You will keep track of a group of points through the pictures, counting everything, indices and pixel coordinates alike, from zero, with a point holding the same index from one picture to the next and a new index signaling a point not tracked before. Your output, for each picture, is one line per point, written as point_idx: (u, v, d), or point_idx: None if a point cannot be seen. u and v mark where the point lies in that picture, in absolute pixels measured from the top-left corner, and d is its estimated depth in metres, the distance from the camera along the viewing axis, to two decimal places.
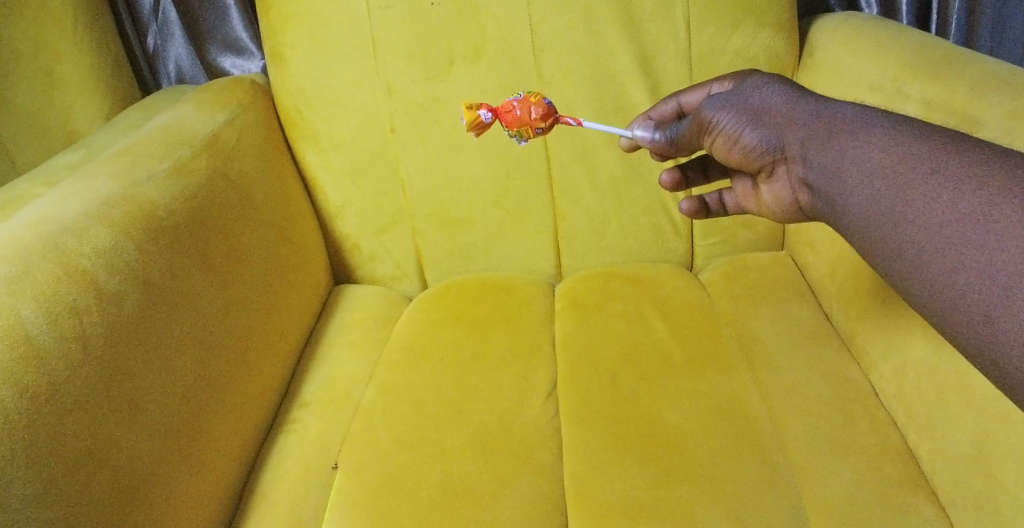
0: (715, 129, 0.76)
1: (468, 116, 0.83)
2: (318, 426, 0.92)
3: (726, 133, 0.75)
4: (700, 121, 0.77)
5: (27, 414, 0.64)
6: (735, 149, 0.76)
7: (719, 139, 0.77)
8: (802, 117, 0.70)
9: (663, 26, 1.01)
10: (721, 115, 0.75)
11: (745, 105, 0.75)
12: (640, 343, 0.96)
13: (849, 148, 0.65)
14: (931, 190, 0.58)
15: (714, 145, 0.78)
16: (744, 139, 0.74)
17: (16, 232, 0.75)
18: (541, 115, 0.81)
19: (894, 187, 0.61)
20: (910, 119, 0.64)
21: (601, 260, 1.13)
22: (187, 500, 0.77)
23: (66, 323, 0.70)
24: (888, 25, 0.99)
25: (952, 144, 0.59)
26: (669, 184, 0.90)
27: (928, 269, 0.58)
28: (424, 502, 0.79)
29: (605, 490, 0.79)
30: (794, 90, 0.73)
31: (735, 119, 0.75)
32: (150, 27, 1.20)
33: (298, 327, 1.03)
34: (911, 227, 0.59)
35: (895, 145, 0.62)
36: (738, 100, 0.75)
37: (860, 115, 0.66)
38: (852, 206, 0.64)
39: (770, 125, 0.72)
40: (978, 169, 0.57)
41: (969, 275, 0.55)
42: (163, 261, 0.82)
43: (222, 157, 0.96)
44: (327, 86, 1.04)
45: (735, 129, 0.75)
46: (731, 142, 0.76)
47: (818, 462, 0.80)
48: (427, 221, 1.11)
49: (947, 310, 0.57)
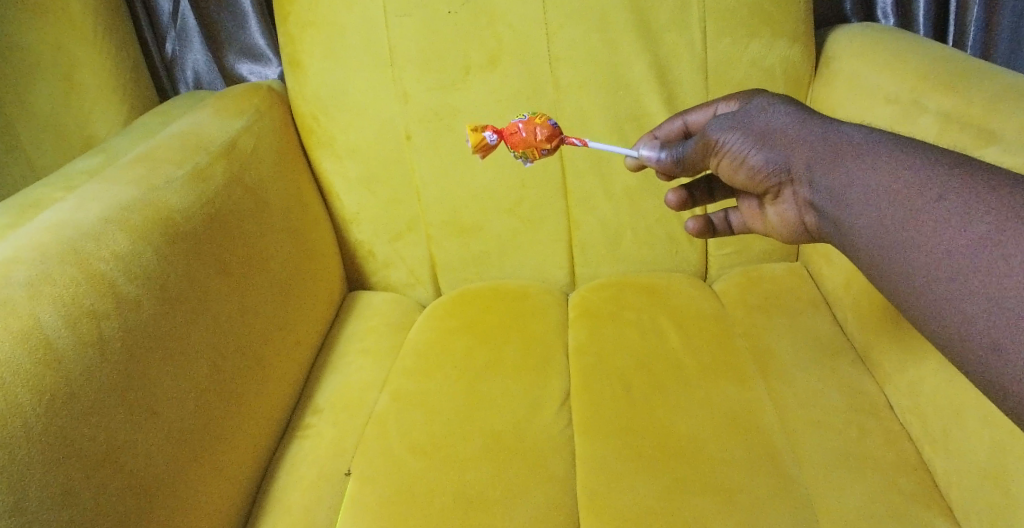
0: (722, 150, 0.76)
1: (473, 138, 0.83)
2: (331, 431, 0.92)
3: (732, 154, 0.75)
4: (706, 142, 0.77)
5: (47, 415, 0.65)
6: (741, 171, 0.76)
7: (725, 159, 0.76)
8: (808, 140, 0.70)
9: (679, 36, 1.01)
10: (728, 136, 0.75)
11: (751, 126, 0.75)
12: (653, 353, 0.95)
13: (856, 171, 0.65)
14: (939, 214, 0.58)
15: (720, 166, 0.77)
16: (750, 161, 0.74)
17: (36, 236, 0.75)
18: (546, 136, 0.81)
19: (901, 210, 0.61)
20: (915, 142, 0.64)
21: (615, 269, 1.13)
22: (202, 502, 0.77)
23: (84, 326, 0.71)
24: (905, 37, 0.98)
25: (959, 168, 0.60)
26: (674, 203, 0.90)
27: (933, 293, 0.58)
28: (437, 509, 0.79)
29: (619, 499, 0.79)
30: (801, 112, 0.73)
31: (742, 140, 0.74)
32: (168, 33, 1.22)
33: (314, 331, 1.04)
34: (917, 252, 0.59)
35: (901, 168, 0.62)
36: (745, 121, 0.75)
37: (867, 138, 0.66)
38: (858, 230, 0.64)
39: (776, 147, 0.72)
40: (984, 195, 0.57)
41: (976, 301, 0.55)
42: (181, 265, 0.83)
43: (240, 162, 0.97)
44: (343, 93, 1.05)
45: (742, 150, 0.75)
46: (738, 163, 0.76)
47: (834, 476, 0.80)
48: (442, 228, 1.11)
49: (953, 334, 0.56)
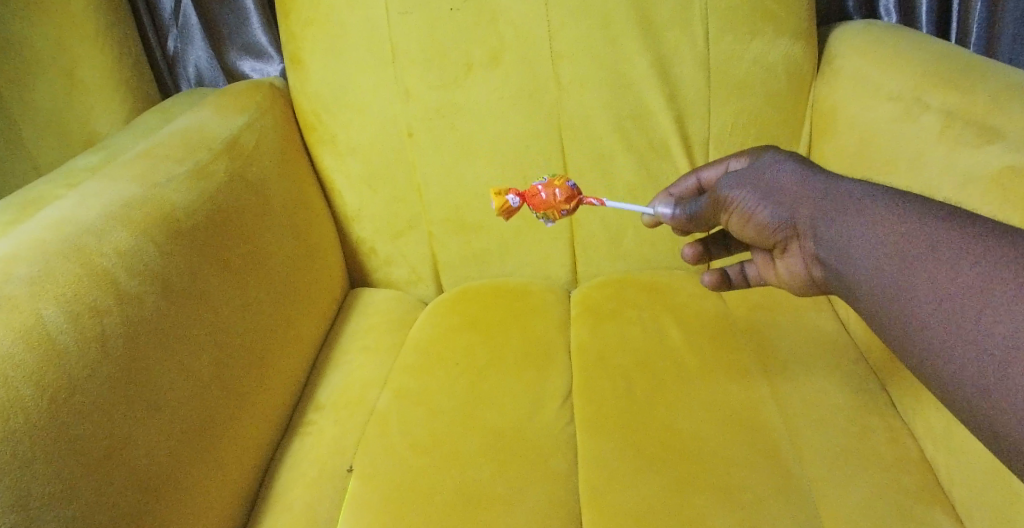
0: (731, 207, 0.77)
1: (497, 202, 0.86)
2: (333, 429, 0.92)
3: (741, 210, 0.76)
4: (716, 199, 0.78)
5: (48, 411, 0.65)
6: (749, 227, 0.76)
7: (734, 216, 0.77)
8: (813, 196, 0.70)
9: (681, 34, 1.01)
10: (736, 193, 0.76)
11: (758, 182, 0.75)
12: (655, 351, 0.95)
13: (857, 226, 0.65)
14: (934, 266, 0.58)
15: (730, 222, 0.78)
16: (757, 216, 0.74)
17: (38, 233, 0.75)
18: (564, 197, 0.84)
19: (899, 263, 0.61)
20: (916, 196, 0.64)
21: (617, 266, 1.13)
22: (203, 500, 0.77)
23: (86, 323, 0.70)
24: (907, 34, 0.98)
25: (955, 222, 0.60)
26: (690, 258, 0.90)
27: (929, 343, 0.58)
28: (438, 506, 0.79)
29: (621, 496, 0.79)
30: (806, 169, 0.73)
31: (749, 197, 0.75)
32: (170, 31, 1.22)
33: (315, 328, 1.04)
34: (914, 302, 0.59)
35: (899, 223, 0.62)
36: (752, 178, 0.76)
37: (869, 194, 0.66)
38: (859, 283, 0.64)
39: (782, 203, 0.72)
40: (977, 244, 0.57)
41: (968, 347, 0.55)
42: (183, 262, 0.82)
43: (242, 159, 0.97)
44: (345, 90, 1.05)
45: (749, 206, 0.75)
46: (746, 219, 0.76)
47: (836, 474, 0.79)
48: (444, 226, 1.11)
49: (948, 379, 0.56)
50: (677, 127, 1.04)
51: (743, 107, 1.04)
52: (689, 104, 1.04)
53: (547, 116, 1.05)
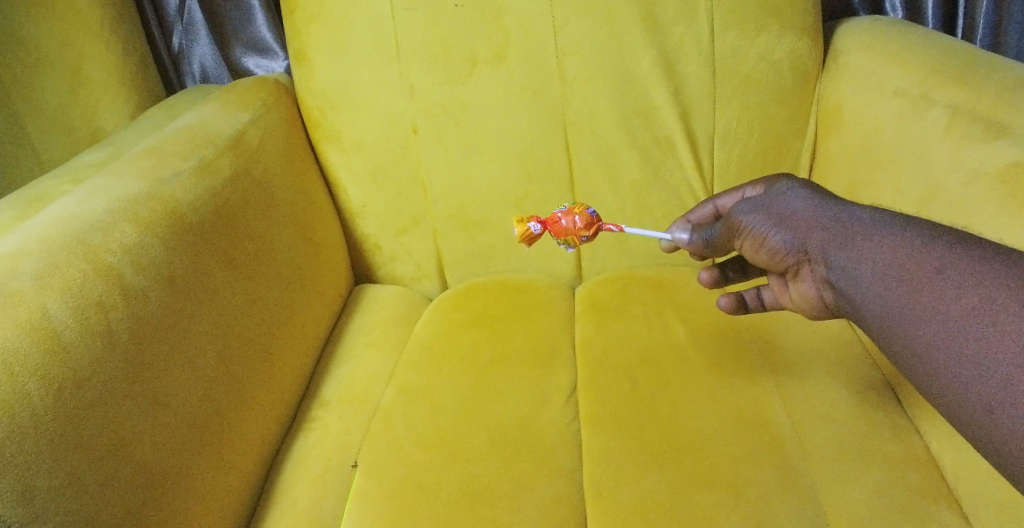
0: (744, 232, 0.75)
1: (518, 229, 0.87)
2: (338, 424, 0.92)
3: (754, 236, 0.74)
4: (730, 225, 0.77)
5: (55, 405, 0.65)
6: (761, 252, 0.74)
7: (747, 241, 0.75)
8: (824, 222, 0.69)
9: (687, 29, 1.01)
10: (749, 218, 0.74)
11: (769, 208, 0.74)
12: (660, 347, 0.95)
13: (866, 250, 0.65)
14: (937, 287, 0.59)
15: (744, 247, 0.76)
16: (770, 242, 0.73)
17: (44, 228, 0.76)
18: (584, 224, 0.85)
19: (907, 286, 0.61)
20: (921, 220, 0.65)
21: (622, 263, 1.13)
22: (209, 494, 0.77)
23: (92, 317, 0.71)
24: (912, 30, 0.98)
25: (958, 244, 0.61)
26: (707, 282, 0.90)
27: (932, 362, 0.59)
28: (443, 502, 0.79)
29: (626, 492, 0.78)
30: (819, 194, 0.72)
31: (761, 222, 0.73)
32: (175, 27, 1.22)
33: (320, 324, 1.04)
34: (920, 324, 0.60)
35: (904, 244, 0.63)
36: (765, 204, 0.74)
37: (877, 218, 0.66)
38: (870, 309, 0.64)
39: (794, 228, 0.71)
40: (980, 267, 0.58)
41: (971, 366, 0.56)
42: (188, 258, 0.83)
43: (247, 156, 0.97)
44: (350, 87, 1.05)
45: (762, 232, 0.73)
46: (759, 245, 0.74)
47: (842, 470, 0.79)
48: (448, 222, 1.11)
49: (954, 400, 0.57)
50: (682, 123, 1.04)
51: (749, 103, 1.03)
52: (694, 100, 1.04)
53: (552, 112, 1.04)
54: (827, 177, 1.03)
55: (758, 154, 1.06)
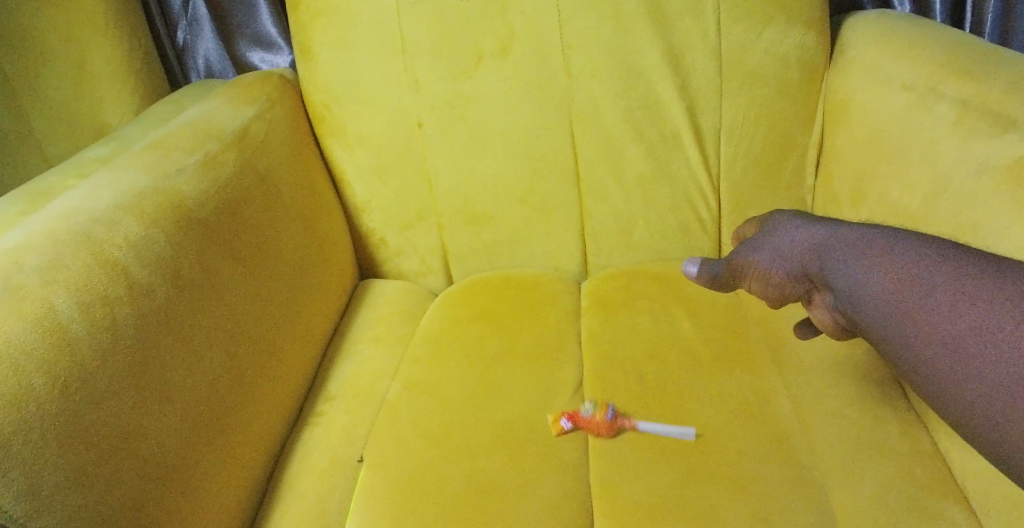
0: (751, 271, 0.80)
1: None
2: (343, 419, 0.92)
3: (760, 273, 0.79)
4: (735, 265, 0.82)
5: (60, 400, 0.65)
6: (771, 287, 0.79)
7: (756, 279, 0.80)
8: (820, 248, 0.73)
9: (693, 23, 1.00)
10: (753, 257, 0.80)
11: (768, 245, 0.79)
12: (666, 342, 0.95)
13: (858, 273, 0.67)
14: (929, 307, 0.61)
15: (753, 284, 0.81)
16: (776, 276, 0.78)
17: (49, 223, 0.75)
18: None
19: (898, 308, 0.64)
20: (910, 235, 0.67)
21: (628, 258, 1.12)
22: (214, 490, 0.77)
23: (96, 312, 0.70)
24: (921, 23, 0.97)
25: (944, 259, 0.63)
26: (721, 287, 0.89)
27: (935, 382, 0.61)
28: (449, 497, 0.79)
29: (633, 487, 0.78)
30: (813, 221, 0.76)
31: (764, 259, 0.79)
32: (180, 22, 1.21)
33: (325, 319, 1.04)
34: (917, 346, 0.62)
35: (893, 265, 0.65)
36: (765, 240, 0.79)
37: (867, 239, 0.69)
38: (870, 328, 0.67)
39: (794, 259, 0.75)
40: (968, 283, 0.60)
41: (971, 384, 0.58)
42: (193, 252, 0.82)
43: (251, 150, 0.97)
44: (355, 81, 1.05)
45: (766, 268, 0.78)
46: (767, 280, 0.79)
47: (849, 466, 0.79)
48: (453, 217, 1.11)
49: (961, 418, 0.59)
50: (688, 117, 1.04)
51: (755, 97, 1.03)
52: (700, 94, 1.03)
53: (558, 107, 1.04)
54: (834, 171, 1.02)
55: (765, 149, 1.05)
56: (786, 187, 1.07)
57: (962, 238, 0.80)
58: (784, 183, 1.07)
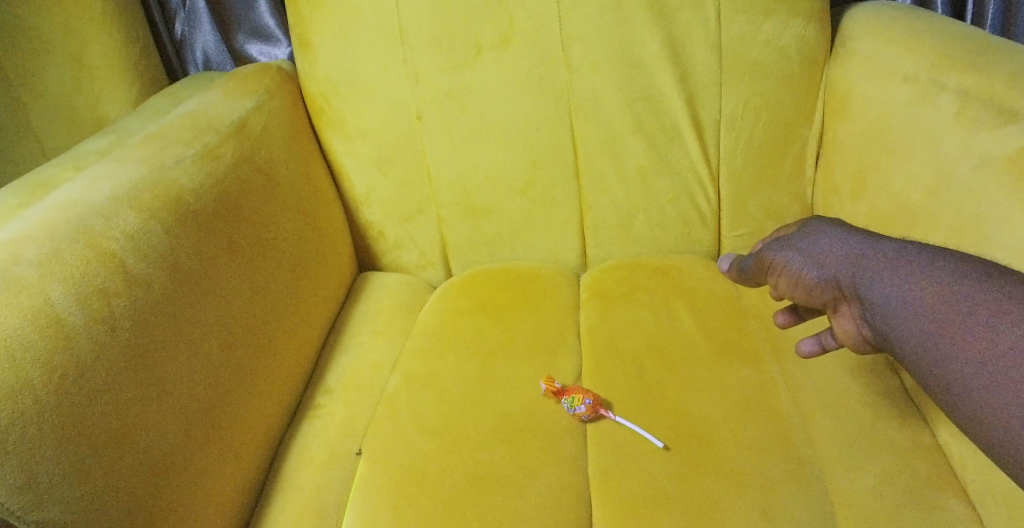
0: (780, 271, 0.80)
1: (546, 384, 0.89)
2: (343, 412, 0.92)
3: (789, 274, 0.78)
4: (765, 263, 0.82)
5: (57, 392, 0.65)
6: (797, 290, 0.78)
7: (783, 279, 0.80)
8: (854, 256, 0.73)
9: (694, 15, 1.00)
10: (783, 257, 0.79)
11: (802, 247, 0.78)
12: (666, 335, 0.95)
13: (899, 289, 0.68)
14: (970, 328, 0.63)
15: (779, 284, 0.81)
16: (805, 279, 0.77)
17: (47, 215, 0.75)
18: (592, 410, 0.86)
19: (939, 327, 0.65)
20: (949, 255, 0.68)
21: (627, 250, 1.12)
22: (212, 483, 0.77)
23: (94, 304, 0.70)
24: (924, 15, 0.97)
25: (987, 282, 0.64)
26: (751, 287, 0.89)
27: (972, 404, 0.62)
28: (447, 489, 0.79)
29: (632, 480, 0.78)
30: (846, 228, 0.76)
31: (794, 260, 0.78)
32: (178, 14, 1.21)
33: (324, 312, 1.03)
34: (958, 367, 0.63)
35: (935, 283, 0.66)
36: (795, 241, 0.79)
37: (908, 254, 0.69)
38: (904, 344, 0.67)
39: (824, 263, 0.75)
40: (1011, 307, 0.61)
41: (1010, 408, 0.59)
42: (191, 245, 0.82)
43: (250, 143, 0.96)
44: (354, 73, 1.04)
45: (795, 269, 0.78)
46: (794, 282, 0.78)
47: (849, 459, 0.79)
48: (453, 210, 1.11)
49: (996, 442, 0.60)
50: (688, 109, 1.03)
51: (756, 88, 1.02)
52: (701, 86, 1.03)
53: (557, 99, 1.04)
54: (835, 164, 1.02)
55: (765, 141, 1.05)
56: (787, 179, 1.07)
57: (963, 230, 0.79)
58: (784, 175, 1.06)
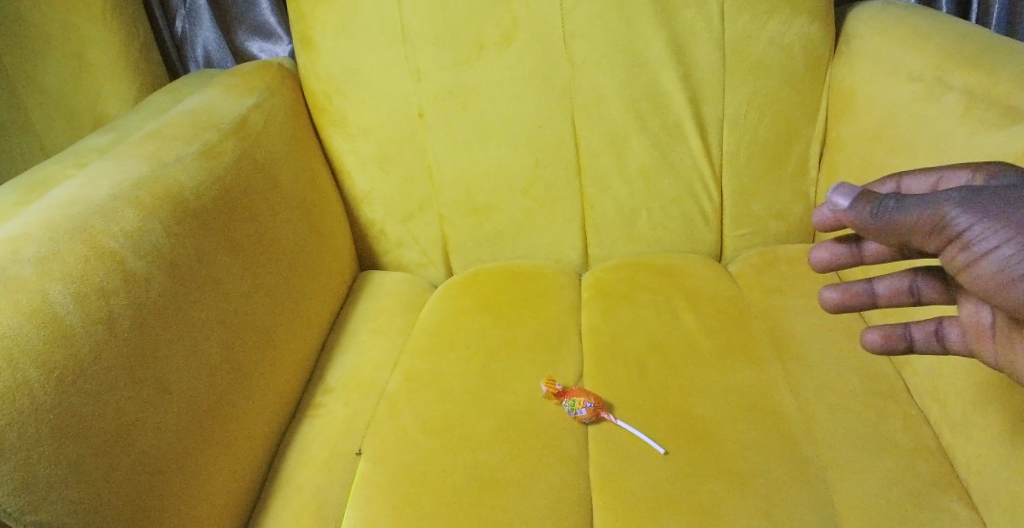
0: (958, 235, 0.60)
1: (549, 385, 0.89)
2: (343, 411, 0.91)
3: (968, 247, 0.60)
4: (937, 217, 0.61)
5: (55, 392, 0.64)
6: (980, 277, 0.60)
7: (962, 250, 0.60)
8: None
9: (697, 13, 0.99)
10: (972, 222, 0.59)
11: (1009, 214, 0.58)
12: (668, 335, 0.94)
13: None
14: None
15: (955, 256, 0.61)
16: (987, 264, 0.59)
17: (46, 213, 0.75)
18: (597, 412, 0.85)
19: None
20: None
21: (629, 249, 1.11)
22: (211, 483, 0.76)
23: (93, 303, 0.70)
24: (929, 14, 0.96)
25: None
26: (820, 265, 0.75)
27: None
28: (448, 490, 0.79)
29: (633, 481, 0.78)
30: None
31: (998, 231, 0.58)
32: (179, 11, 1.20)
33: (325, 311, 1.03)
34: None
35: None
36: (997, 204, 0.59)
37: None
38: None
39: None
40: None
41: None
42: (191, 243, 0.82)
43: (250, 141, 0.96)
44: (356, 70, 1.04)
45: (987, 242, 0.58)
46: (976, 260, 0.59)
47: (852, 460, 0.78)
48: (454, 208, 1.10)
49: None
50: (691, 108, 1.03)
51: (759, 87, 1.02)
52: (704, 85, 1.02)
53: (560, 97, 1.03)
54: (838, 163, 1.01)
55: (769, 140, 1.04)
56: (790, 179, 1.06)
57: None
58: (787, 174, 1.06)
